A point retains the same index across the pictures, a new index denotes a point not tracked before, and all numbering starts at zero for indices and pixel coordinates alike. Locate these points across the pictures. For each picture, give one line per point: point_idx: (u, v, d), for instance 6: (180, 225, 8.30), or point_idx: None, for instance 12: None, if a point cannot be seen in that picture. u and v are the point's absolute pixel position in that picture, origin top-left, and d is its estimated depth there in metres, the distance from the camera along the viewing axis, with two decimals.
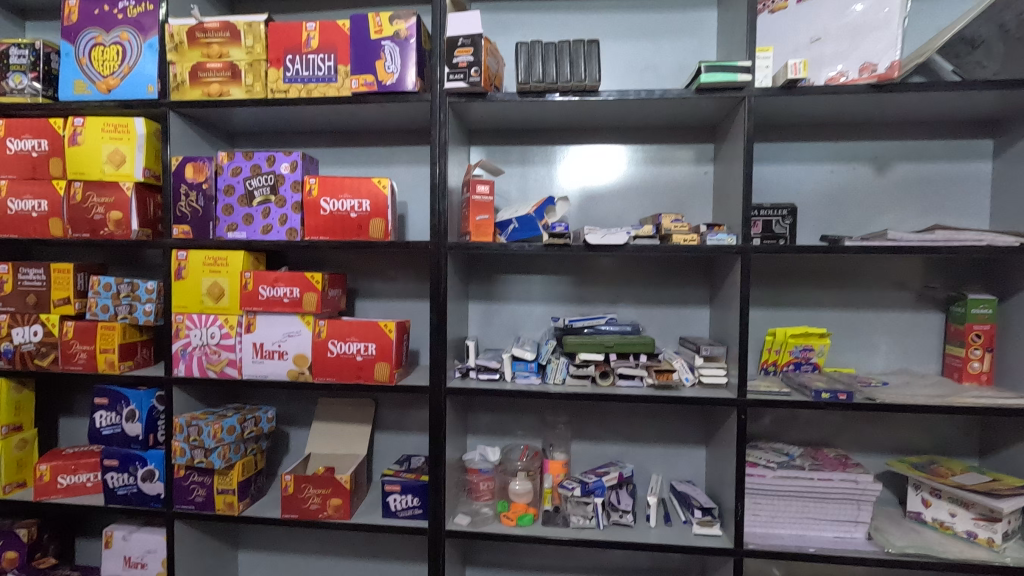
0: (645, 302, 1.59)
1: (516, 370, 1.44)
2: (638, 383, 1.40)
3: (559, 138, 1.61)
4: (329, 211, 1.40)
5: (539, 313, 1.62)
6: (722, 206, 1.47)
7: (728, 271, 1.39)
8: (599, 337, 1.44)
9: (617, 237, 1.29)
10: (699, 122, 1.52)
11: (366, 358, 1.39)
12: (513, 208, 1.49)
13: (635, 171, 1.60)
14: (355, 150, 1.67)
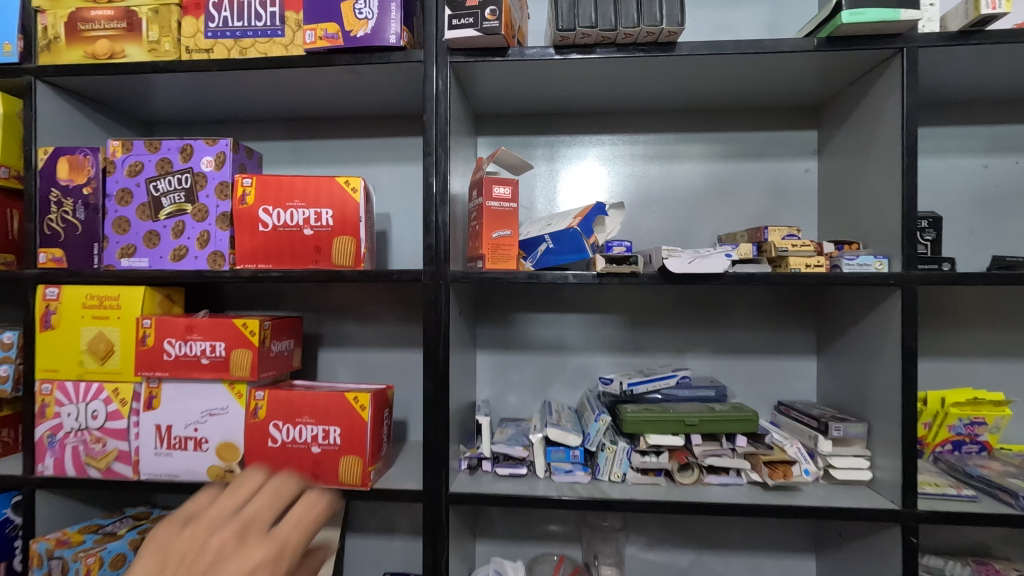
0: (727, 350, 1.13)
1: (552, 462, 0.97)
2: (734, 480, 0.94)
3: (601, 124, 1.17)
4: (272, 227, 0.94)
5: (577, 367, 1.16)
6: (842, 215, 1.03)
7: (864, 310, 0.95)
8: (673, 410, 0.98)
9: (713, 263, 0.84)
10: (799, 99, 1.09)
11: (326, 450, 0.91)
12: (539, 222, 1.04)
13: (707, 166, 1.15)
14: (319, 144, 1.22)
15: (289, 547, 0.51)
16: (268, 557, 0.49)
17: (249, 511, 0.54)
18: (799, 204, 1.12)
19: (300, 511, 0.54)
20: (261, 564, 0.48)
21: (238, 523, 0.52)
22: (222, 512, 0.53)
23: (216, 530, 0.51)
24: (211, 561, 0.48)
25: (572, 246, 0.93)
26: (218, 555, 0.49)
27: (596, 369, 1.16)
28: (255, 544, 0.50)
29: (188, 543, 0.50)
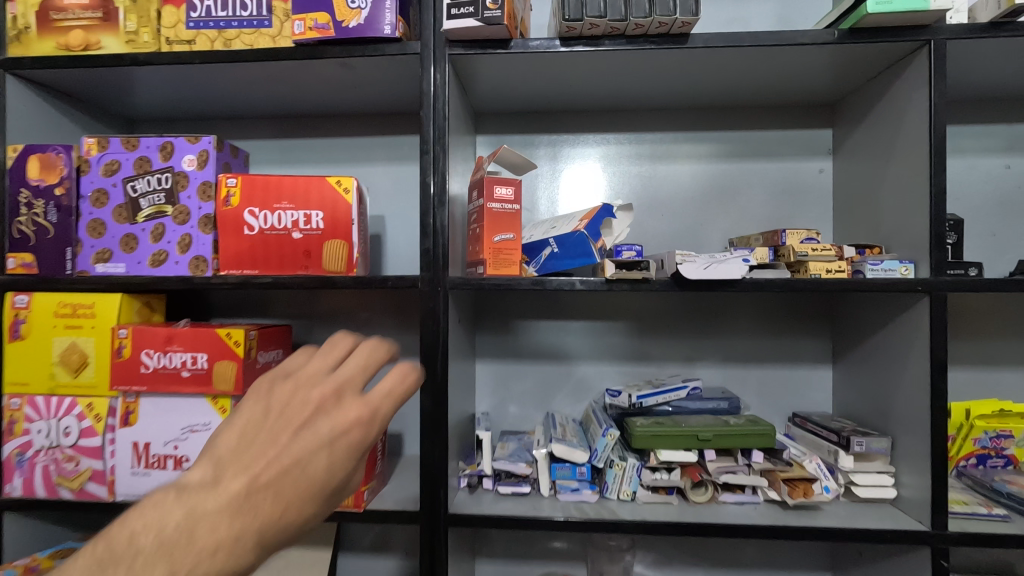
0: (739, 359, 1.08)
1: (557, 480, 0.91)
2: (751, 498, 0.89)
3: (606, 122, 1.12)
4: (258, 230, 0.88)
5: (582, 377, 1.10)
6: (860, 217, 0.98)
7: (887, 317, 0.89)
8: (685, 423, 0.92)
9: (730, 269, 0.79)
10: (814, 96, 1.04)
11: None
12: (542, 225, 0.98)
13: (717, 166, 1.10)
14: (311, 143, 1.16)
15: (381, 418, 0.44)
16: (361, 426, 0.43)
17: (344, 373, 0.46)
18: (814, 206, 1.07)
19: (395, 381, 0.46)
20: (353, 430, 0.43)
21: (333, 387, 0.44)
22: (319, 370, 0.46)
23: (310, 389, 0.44)
24: (303, 421, 0.42)
25: (577, 251, 0.87)
26: (312, 416, 0.43)
27: (602, 379, 1.10)
28: (348, 411, 0.43)
29: (280, 400, 0.43)
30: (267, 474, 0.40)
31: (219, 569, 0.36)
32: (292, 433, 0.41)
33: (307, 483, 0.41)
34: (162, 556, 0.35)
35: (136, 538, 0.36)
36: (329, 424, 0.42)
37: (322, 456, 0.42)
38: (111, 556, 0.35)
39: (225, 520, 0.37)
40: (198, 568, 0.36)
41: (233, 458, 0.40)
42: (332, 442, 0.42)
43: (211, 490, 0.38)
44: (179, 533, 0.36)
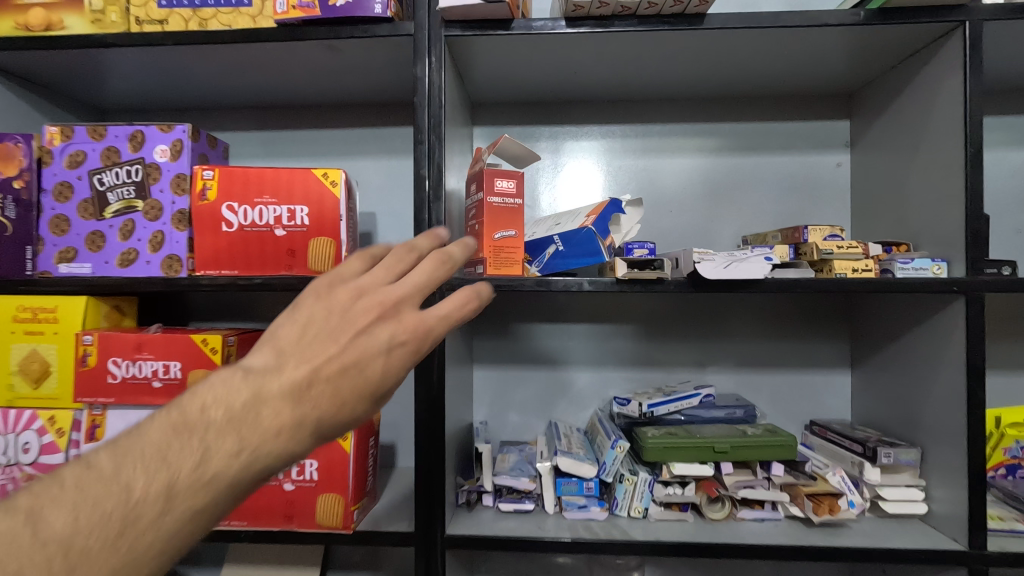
0: (752, 364, 1.02)
1: (562, 496, 0.85)
2: (771, 515, 0.82)
3: (611, 114, 1.06)
4: (236, 227, 0.80)
5: (587, 383, 1.04)
6: (882, 213, 0.92)
7: (915, 318, 0.84)
8: (699, 434, 0.86)
9: (752, 268, 0.73)
10: (832, 85, 0.98)
11: (300, 487, 0.78)
12: (545, 222, 0.92)
13: (728, 159, 1.04)
14: (297, 135, 1.09)
15: (437, 336, 0.44)
16: (420, 337, 0.43)
17: (407, 285, 0.44)
18: (831, 201, 1.02)
19: (455, 303, 0.46)
20: (409, 343, 0.43)
21: (399, 294, 0.44)
22: (381, 278, 0.44)
23: (374, 293, 0.43)
24: (363, 327, 0.42)
25: (585, 249, 0.80)
26: (369, 325, 0.42)
27: (608, 386, 1.04)
28: (408, 320, 0.43)
29: (344, 300, 0.42)
30: (329, 370, 0.40)
31: (283, 448, 0.38)
32: (356, 331, 0.41)
33: (362, 384, 0.41)
34: (233, 430, 0.37)
35: (209, 409, 0.37)
36: (391, 329, 0.42)
37: (379, 363, 0.42)
38: (186, 423, 0.36)
39: (277, 413, 0.38)
40: (265, 445, 0.37)
41: (295, 352, 0.40)
42: (389, 350, 0.42)
43: (278, 375, 0.39)
44: (246, 411, 0.37)
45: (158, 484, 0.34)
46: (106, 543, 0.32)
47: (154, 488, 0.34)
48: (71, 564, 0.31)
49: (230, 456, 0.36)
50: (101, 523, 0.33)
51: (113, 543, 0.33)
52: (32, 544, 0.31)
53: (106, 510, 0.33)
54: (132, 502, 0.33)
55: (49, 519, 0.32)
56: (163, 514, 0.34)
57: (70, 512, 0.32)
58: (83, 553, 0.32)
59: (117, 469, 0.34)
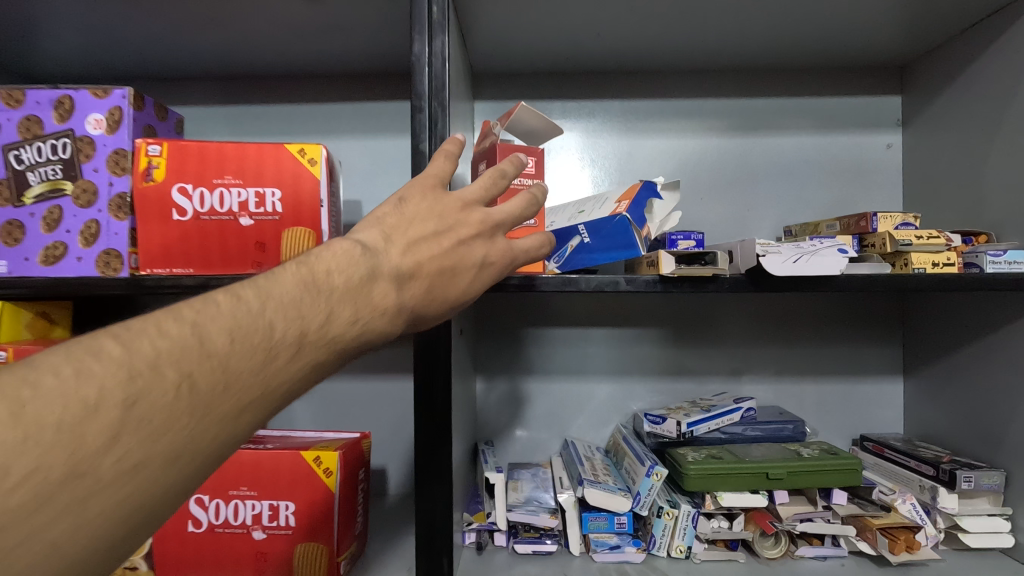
0: (794, 372, 0.90)
1: (590, 534, 0.71)
2: (835, 552, 0.70)
3: (633, 87, 0.92)
4: (190, 214, 0.65)
5: (607, 396, 0.91)
6: (947, 200, 0.81)
7: (995, 321, 0.72)
8: (747, 456, 0.74)
9: (824, 262, 0.60)
10: (885, 55, 0.87)
11: (273, 536, 0.63)
12: (563, 210, 0.78)
13: (766, 140, 0.91)
14: (268, 110, 0.93)
15: (511, 264, 0.51)
16: (501, 262, 0.50)
17: (499, 212, 0.50)
18: (880, 188, 0.90)
19: (529, 241, 0.53)
20: (490, 264, 0.49)
21: (493, 218, 0.49)
22: (479, 198, 0.49)
23: (471, 210, 0.48)
24: (465, 238, 0.47)
25: (616, 241, 0.67)
26: (468, 238, 0.47)
27: (631, 399, 0.91)
28: (492, 242, 0.49)
29: (450, 210, 0.47)
30: (431, 268, 0.45)
31: (384, 327, 0.43)
32: (455, 240, 0.47)
33: (452, 289, 0.47)
34: (355, 296, 0.40)
35: (337, 272, 0.40)
36: (484, 250, 0.48)
37: (467, 275, 0.48)
38: (319, 280, 0.40)
39: (391, 294, 0.43)
40: (374, 320, 0.42)
41: (411, 244, 0.45)
42: (477, 267, 0.48)
43: (389, 258, 0.43)
44: (364, 285, 0.41)
45: (295, 331, 0.37)
46: (260, 365, 0.35)
47: (294, 332, 0.37)
48: (237, 375, 0.34)
49: (349, 324, 0.40)
50: (253, 349, 0.35)
51: (266, 366, 0.35)
52: (211, 350, 0.33)
53: (260, 338, 0.35)
54: (284, 337, 0.36)
55: (222, 333, 0.34)
56: (294, 359, 0.37)
57: (237, 330, 0.35)
58: (245, 369, 0.34)
59: (268, 303, 0.37)
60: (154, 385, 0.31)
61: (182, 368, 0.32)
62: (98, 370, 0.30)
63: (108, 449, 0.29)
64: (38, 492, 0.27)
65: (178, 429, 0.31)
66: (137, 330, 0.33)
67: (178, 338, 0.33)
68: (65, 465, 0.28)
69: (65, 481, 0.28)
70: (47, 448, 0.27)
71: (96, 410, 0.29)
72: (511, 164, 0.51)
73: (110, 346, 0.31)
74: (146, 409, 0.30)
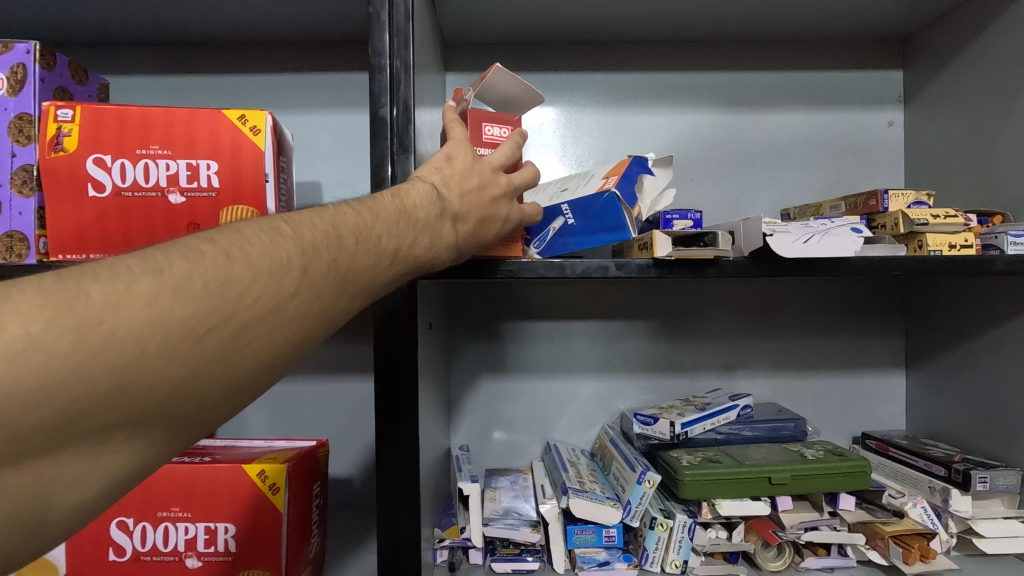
0: (791, 366, 0.84)
1: (578, 550, 0.64)
2: (842, 563, 0.64)
3: (620, 60, 0.85)
4: (110, 190, 0.56)
5: (593, 395, 0.84)
6: (955, 180, 0.76)
7: (1010, 308, 0.67)
8: (747, 460, 0.67)
9: (838, 243, 0.55)
10: (888, 26, 0.81)
11: (210, 563, 0.55)
12: (544, 189, 0.70)
13: (761, 117, 0.85)
14: (216, 83, 0.83)
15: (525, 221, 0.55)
16: (519, 220, 0.53)
17: (519, 177, 0.53)
18: (881, 169, 0.85)
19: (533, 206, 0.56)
20: (511, 219, 0.52)
21: (512, 183, 0.52)
22: (506, 160, 0.52)
23: (498, 175, 0.51)
24: (503, 192, 0.51)
25: (604, 221, 0.59)
26: (503, 194, 0.51)
27: (618, 397, 0.84)
28: (515, 203, 0.53)
29: (485, 169, 0.50)
30: (475, 215, 0.49)
31: (447, 257, 0.48)
32: (497, 194, 0.50)
33: (489, 235, 0.51)
34: (432, 226, 0.45)
35: (422, 205, 0.45)
36: (509, 209, 0.52)
37: (500, 224, 0.51)
38: (408, 210, 0.44)
39: (456, 230, 0.47)
40: (442, 250, 0.47)
41: (462, 191, 0.48)
42: (506, 220, 0.52)
43: (452, 200, 0.47)
44: (435, 222, 0.46)
45: (398, 243, 0.43)
46: (377, 263, 0.41)
47: (396, 244, 0.42)
48: (365, 265, 0.40)
49: (429, 248, 0.45)
50: (373, 250, 0.41)
51: (378, 264, 0.41)
52: (348, 243, 0.39)
53: (377, 243, 0.41)
54: (391, 245, 0.42)
55: (353, 233, 0.39)
56: (393, 266, 0.43)
57: (361, 233, 0.40)
58: (369, 264, 0.40)
59: (379, 216, 0.42)
60: (317, 259, 0.36)
61: (332, 251, 0.38)
62: (281, 241, 0.35)
63: (292, 298, 0.35)
64: (254, 318, 0.33)
65: (328, 297, 0.37)
66: (297, 217, 0.38)
67: (324, 231, 0.38)
68: (268, 303, 0.34)
69: (267, 316, 0.34)
70: (259, 287, 0.33)
71: (286, 269, 0.35)
72: (519, 134, 0.55)
73: (284, 225, 0.37)
74: (315, 275, 0.36)
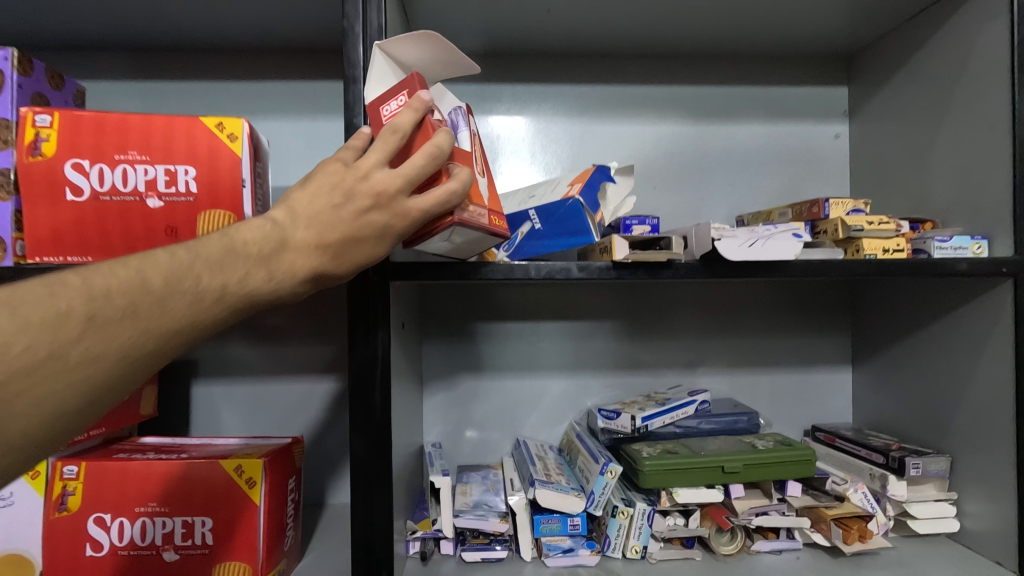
0: (748, 363, 0.89)
1: (544, 538, 0.67)
2: (789, 545, 0.69)
3: (587, 72, 0.89)
4: (88, 194, 0.57)
5: (562, 392, 0.87)
6: (894, 190, 0.82)
7: (941, 308, 0.73)
8: (703, 450, 0.71)
9: (781, 246, 0.60)
10: (834, 45, 0.87)
11: (187, 556, 0.56)
12: (514, 195, 0.74)
13: (720, 128, 0.90)
14: (192, 89, 0.85)
15: (414, 222, 0.45)
16: (405, 225, 0.45)
17: (394, 176, 0.43)
18: (829, 178, 0.91)
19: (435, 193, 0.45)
20: (389, 227, 0.44)
21: (387, 184, 0.43)
22: (376, 161, 0.43)
23: (368, 179, 0.43)
24: (368, 205, 0.43)
25: (569, 226, 0.63)
26: (368, 206, 0.43)
27: (585, 395, 0.87)
28: (399, 204, 0.44)
29: (348, 181, 0.43)
30: (334, 238, 0.43)
31: (298, 289, 0.43)
32: (356, 208, 0.43)
33: (361, 255, 0.44)
34: (270, 259, 0.41)
35: (254, 240, 0.41)
36: (385, 218, 0.44)
37: (372, 241, 0.44)
38: (237, 247, 0.40)
39: (306, 257, 0.42)
40: (289, 281, 0.42)
41: (311, 215, 0.42)
42: (382, 233, 0.44)
43: (298, 229, 0.42)
44: (273, 255, 0.41)
45: (220, 282, 0.39)
46: (193, 303, 0.38)
47: (217, 283, 0.39)
48: (172, 307, 0.37)
49: (267, 281, 0.41)
50: (184, 291, 0.38)
51: (195, 305, 0.38)
52: (150, 288, 0.37)
53: (189, 283, 0.38)
54: (208, 284, 0.39)
55: (159, 275, 0.37)
56: (218, 305, 0.40)
57: (172, 274, 0.38)
58: (179, 305, 0.38)
59: (197, 256, 0.39)
60: (105, 305, 0.35)
61: (129, 297, 0.36)
62: (65, 292, 0.35)
63: (74, 342, 0.34)
64: (22, 368, 0.32)
65: (123, 339, 0.36)
66: (95, 268, 0.37)
67: (126, 277, 0.37)
68: (39, 352, 0.33)
69: (43, 363, 0.33)
70: (29, 337, 0.33)
71: (65, 318, 0.34)
72: (408, 117, 0.45)
73: (72, 277, 0.35)
74: (103, 322, 0.35)
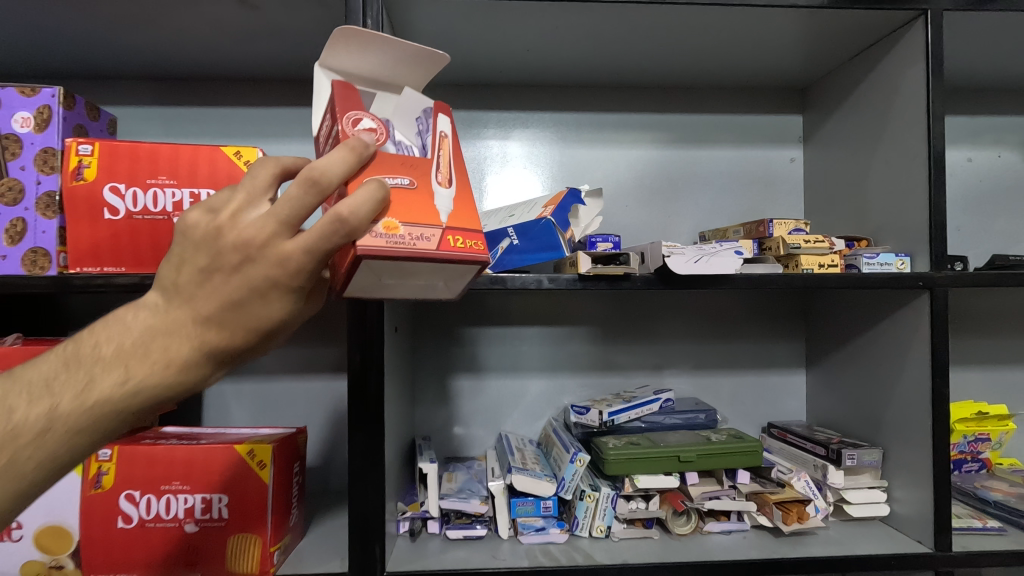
0: (711, 366, 0.98)
1: (518, 518, 0.76)
2: (738, 526, 0.78)
3: (566, 101, 0.99)
4: (123, 214, 0.66)
5: (540, 392, 0.96)
6: (839, 210, 0.91)
7: (876, 316, 0.82)
8: (662, 443, 0.80)
9: (723, 262, 0.69)
10: (787, 78, 0.96)
11: (206, 528, 0.65)
12: (497, 214, 0.82)
13: (687, 151, 0.99)
14: (208, 114, 0.94)
15: (298, 270, 0.36)
16: (290, 276, 0.36)
17: (260, 219, 0.35)
18: (784, 198, 1.00)
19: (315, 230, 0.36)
20: (269, 279, 0.36)
21: (253, 231, 0.35)
22: (244, 207, 0.37)
23: (234, 229, 0.36)
24: (234, 261, 0.35)
25: (542, 242, 0.72)
26: (232, 263, 0.35)
27: (562, 394, 0.96)
28: (277, 250, 0.36)
29: (210, 237, 0.36)
30: (206, 308, 0.36)
31: (177, 378, 0.37)
32: (223, 269, 0.36)
33: (249, 319, 0.37)
34: (122, 357, 0.36)
35: (96, 346, 0.37)
36: (261, 272, 0.35)
37: (256, 300, 0.36)
38: (72, 359, 0.37)
39: (172, 341, 0.36)
40: (152, 374, 0.36)
41: (175, 292, 0.36)
42: (263, 291, 0.36)
43: (153, 314, 0.37)
44: (127, 351, 0.36)
45: (40, 409, 0.36)
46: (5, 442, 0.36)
47: (37, 410, 0.36)
48: None
49: (117, 385, 0.36)
50: None
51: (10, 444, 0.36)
52: None
53: None
54: (18, 419, 0.36)
55: None
56: (44, 433, 0.36)
57: None
58: None
59: (16, 389, 0.37)
60: None
61: None
62: None
63: None
64: None
65: None
66: None
67: None
68: None
69: None
70: None
71: None
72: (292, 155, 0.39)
73: None
74: None
